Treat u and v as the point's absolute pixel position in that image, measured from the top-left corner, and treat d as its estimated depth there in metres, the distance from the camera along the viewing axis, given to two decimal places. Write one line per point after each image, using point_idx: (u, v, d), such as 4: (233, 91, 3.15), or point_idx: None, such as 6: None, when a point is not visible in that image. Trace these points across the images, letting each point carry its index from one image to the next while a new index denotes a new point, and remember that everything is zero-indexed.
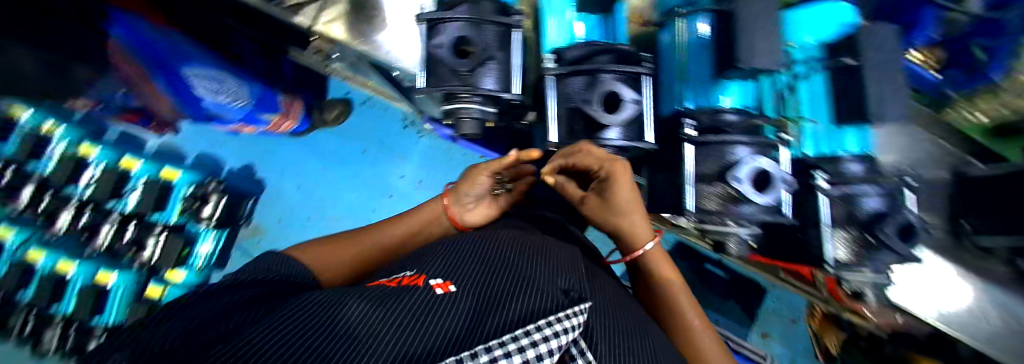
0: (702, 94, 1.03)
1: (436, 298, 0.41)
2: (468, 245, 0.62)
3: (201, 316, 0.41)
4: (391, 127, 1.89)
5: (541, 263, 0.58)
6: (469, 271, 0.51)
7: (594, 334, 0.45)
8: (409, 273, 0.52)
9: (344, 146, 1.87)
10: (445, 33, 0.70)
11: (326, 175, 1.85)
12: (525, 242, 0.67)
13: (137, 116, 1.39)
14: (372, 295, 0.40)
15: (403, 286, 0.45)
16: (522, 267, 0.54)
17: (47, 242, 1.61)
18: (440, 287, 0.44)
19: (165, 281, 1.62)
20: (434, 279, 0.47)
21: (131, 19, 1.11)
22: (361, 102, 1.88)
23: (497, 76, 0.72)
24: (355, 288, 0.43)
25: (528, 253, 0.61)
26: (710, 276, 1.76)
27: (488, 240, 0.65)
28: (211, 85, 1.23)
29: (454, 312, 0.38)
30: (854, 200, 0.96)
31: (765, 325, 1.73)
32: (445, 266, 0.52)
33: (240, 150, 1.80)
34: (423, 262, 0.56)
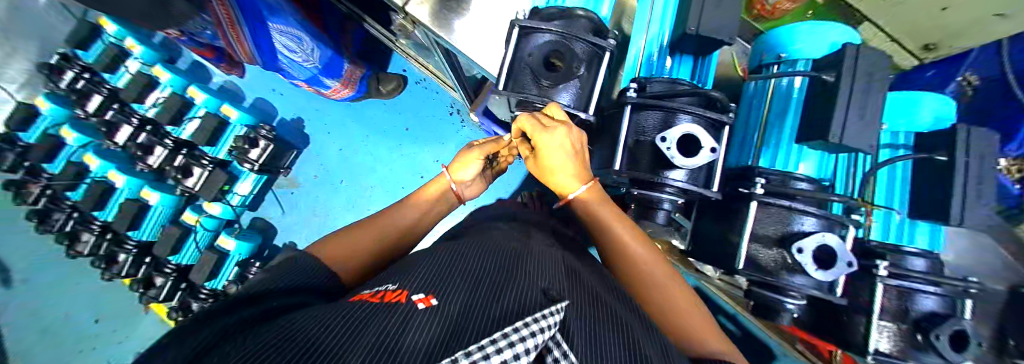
0: (778, 151, 0.71)
1: (414, 315, 0.38)
2: (454, 257, 0.60)
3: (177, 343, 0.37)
4: (437, 111, 1.94)
5: (527, 273, 0.55)
6: (464, 282, 0.49)
7: (573, 331, 0.41)
8: (393, 287, 0.49)
9: (390, 121, 1.94)
10: (537, 44, 0.73)
11: (367, 143, 1.92)
12: (515, 253, 0.64)
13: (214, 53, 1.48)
14: (353, 311, 0.38)
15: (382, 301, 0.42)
16: (514, 277, 0.52)
17: (107, 149, 1.74)
18: (421, 302, 0.41)
19: (201, 211, 1.71)
20: (416, 295, 0.44)
21: None
22: (414, 81, 1.94)
23: (574, 95, 0.73)
24: (341, 306, 0.40)
25: (517, 264, 0.59)
26: (721, 329, 1.69)
27: (480, 252, 0.63)
28: (291, 42, 1.33)
29: (429, 329, 0.34)
30: (915, 300, 0.75)
31: None
32: (430, 280, 0.49)
33: (294, 103, 1.90)
34: (406, 272, 0.54)
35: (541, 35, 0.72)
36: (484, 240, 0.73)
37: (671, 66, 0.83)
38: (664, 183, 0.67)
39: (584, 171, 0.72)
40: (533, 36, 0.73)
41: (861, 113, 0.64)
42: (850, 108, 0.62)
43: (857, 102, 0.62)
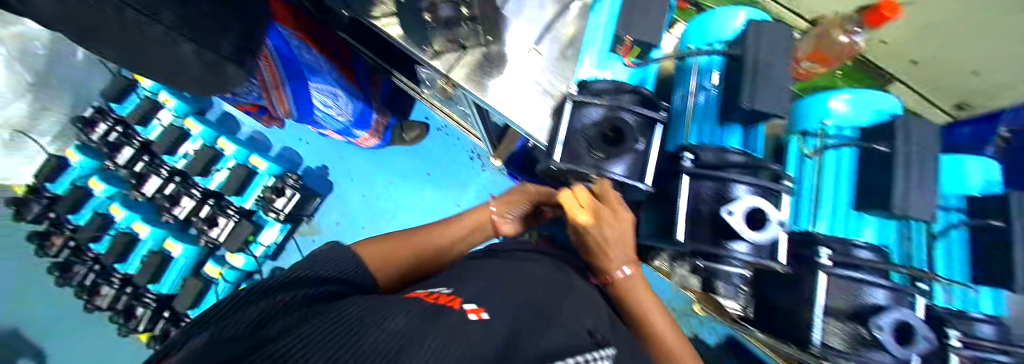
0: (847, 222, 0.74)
1: (468, 323, 0.35)
2: (495, 275, 0.58)
3: (225, 307, 0.36)
4: (459, 156, 1.97)
5: (571, 305, 0.53)
6: (511, 307, 0.45)
7: None
8: (445, 293, 0.46)
9: (412, 166, 1.96)
10: (592, 116, 0.75)
11: (390, 188, 1.94)
12: (555, 283, 0.62)
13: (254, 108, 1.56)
14: (405, 305, 0.35)
15: (434, 303, 0.39)
16: (560, 314, 0.48)
17: (133, 200, 1.75)
18: (473, 313, 0.38)
19: (224, 263, 1.74)
20: (468, 304, 0.41)
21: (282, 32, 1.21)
22: (437, 128, 1.99)
23: (630, 164, 0.73)
24: (394, 299, 0.37)
25: (559, 294, 0.57)
26: None
27: (520, 274, 0.61)
28: (327, 99, 1.39)
29: (487, 341, 0.32)
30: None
31: None
32: (480, 292, 0.46)
33: (319, 152, 1.96)
34: (456, 282, 0.52)
35: (594, 108, 0.75)
36: (518, 262, 0.70)
37: (723, 131, 0.78)
38: (731, 257, 0.65)
39: (631, 255, 0.69)
40: (587, 109, 0.76)
41: (923, 187, 0.66)
42: (912, 185, 0.65)
43: (918, 167, 0.66)
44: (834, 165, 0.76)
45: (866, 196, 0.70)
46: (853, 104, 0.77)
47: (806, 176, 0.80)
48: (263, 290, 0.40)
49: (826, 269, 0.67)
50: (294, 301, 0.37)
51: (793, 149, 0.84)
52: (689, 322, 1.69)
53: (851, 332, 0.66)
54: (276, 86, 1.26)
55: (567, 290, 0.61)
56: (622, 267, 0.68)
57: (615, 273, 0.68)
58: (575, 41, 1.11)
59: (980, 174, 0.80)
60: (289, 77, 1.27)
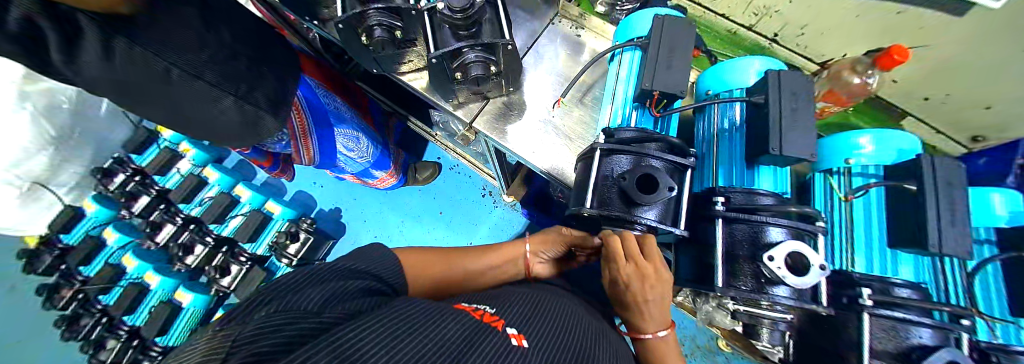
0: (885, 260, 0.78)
1: (509, 349, 0.38)
2: (532, 299, 0.60)
3: (304, 288, 0.43)
4: (472, 193, 1.99)
5: (604, 348, 0.54)
6: (539, 326, 0.49)
7: None
8: (489, 311, 0.48)
9: (425, 205, 1.98)
10: (619, 165, 0.79)
11: (402, 227, 1.94)
12: (586, 320, 0.63)
13: (271, 159, 1.68)
14: (441, 317, 0.39)
15: (480, 321, 0.42)
16: (582, 341, 0.51)
17: (147, 249, 1.75)
18: (515, 338, 0.41)
19: None
20: (510, 328, 0.44)
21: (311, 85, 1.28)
22: (449, 167, 2.03)
23: (661, 210, 0.76)
24: (443, 314, 0.41)
25: (591, 332, 0.58)
26: None
27: (556, 305, 0.62)
28: (351, 142, 1.43)
29: None
30: None
31: None
32: (519, 316, 0.49)
33: (333, 195, 1.99)
34: (498, 301, 0.54)
35: (621, 158, 0.79)
36: (548, 292, 0.72)
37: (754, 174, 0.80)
38: (771, 299, 0.64)
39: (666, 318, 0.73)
40: (612, 158, 0.80)
41: (950, 227, 0.70)
42: (943, 225, 0.69)
43: (946, 203, 0.70)
44: (862, 207, 0.83)
45: (902, 234, 0.75)
46: (876, 144, 0.82)
47: (834, 219, 0.86)
48: (333, 280, 0.47)
49: (873, 311, 0.67)
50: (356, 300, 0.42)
51: (819, 190, 0.90)
52: (716, 359, 1.63)
53: None
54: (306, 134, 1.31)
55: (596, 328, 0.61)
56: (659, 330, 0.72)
57: (648, 335, 0.72)
58: (592, 89, 1.18)
59: (1005, 206, 0.83)
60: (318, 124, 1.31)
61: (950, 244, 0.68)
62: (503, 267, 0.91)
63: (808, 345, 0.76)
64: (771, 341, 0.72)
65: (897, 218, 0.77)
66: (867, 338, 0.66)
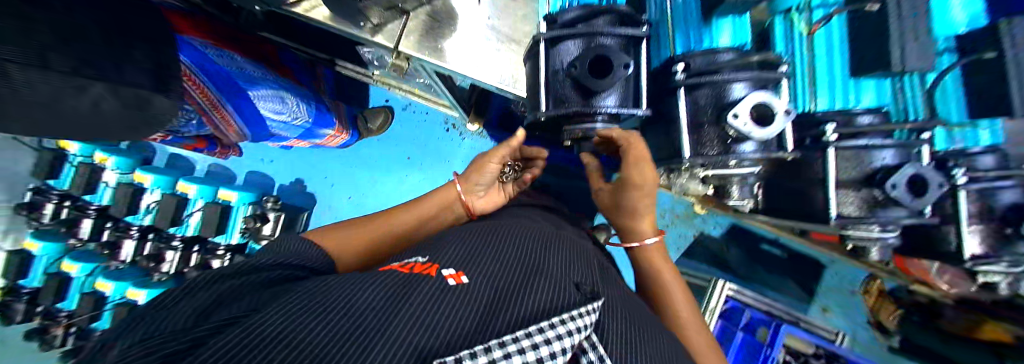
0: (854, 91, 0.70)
1: (442, 291, 0.38)
2: (478, 234, 0.57)
3: (203, 298, 0.40)
4: (434, 128, 1.86)
5: (557, 256, 0.55)
6: (484, 258, 0.48)
7: (608, 332, 0.42)
8: (421, 261, 0.46)
9: (390, 153, 1.87)
10: (569, 52, 0.67)
11: (372, 183, 1.86)
12: (542, 235, 0.62)
13: (205, 141, 1.50)
14: (366, 285, 0.37)
15: (409, 274, 0.40)
16: (534, 258, 0.51)
17: (116, 269, 1.65)
18: (450, 279, 0.40)
19: None
20: (444, 270, 0.42)
21: (195, 45, 1.00)
22: (402, 107, 1.86)
23: (621, 95, 0.67)
24: (367, 277, 0.39)
25: (545, 244, 0.58)
26: (766, 256, 1.75)
27: (510, 231, 0.61)
28: (275, 104, 1.25)
29: (456, 306, 0.35)
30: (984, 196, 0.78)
31: (826, 300, 1.72)
32: (459, 254, 0.48)
33: (289, 167, 1.85)
34: (434, 246, 0.51)
35: (570, 43, 0.66)
36: (508, 217, 0.70)
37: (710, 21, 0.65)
38: (739, 159, 0.63)
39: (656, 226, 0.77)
40: (560, 47, 0.67)
41: (921, 38, 0.63)
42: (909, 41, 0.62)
43: (912, 12, 0.63)
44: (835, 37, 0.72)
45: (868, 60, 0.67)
46: None
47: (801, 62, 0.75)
48: (240, 286, 0.43)
49: (838, 146, 0.66)
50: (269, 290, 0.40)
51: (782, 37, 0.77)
52: (695, 223, 1.76)
53: (864, 197, 0.68)
54: (215, 106, 1.08)
55: (548, 236, 0.62)
56: (649, 237, 0.76)
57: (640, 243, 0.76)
58: None
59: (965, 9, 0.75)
60: (224, 93, 1.08)
61: (913, 59, 0.62)
62: (444, 209, 0.92)
63: (778, 192, 0.78)
64: (741, 196, 0.72)
65: (861, 44, 0.68)
66: (832, 172, 0.66)
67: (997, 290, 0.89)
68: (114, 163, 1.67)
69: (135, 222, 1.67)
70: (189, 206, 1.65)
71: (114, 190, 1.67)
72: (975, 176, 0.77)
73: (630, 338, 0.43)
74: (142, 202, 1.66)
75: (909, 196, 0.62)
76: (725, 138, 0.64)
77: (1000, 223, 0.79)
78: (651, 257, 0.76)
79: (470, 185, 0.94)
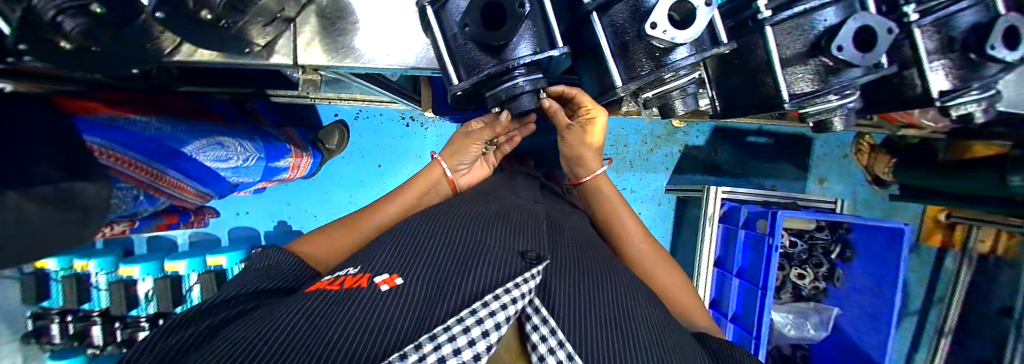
0: None
1: (373, 298, 0.39)
2: (424, 227, 0.59)
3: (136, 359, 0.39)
4: (393, 127, 1.78)
5: (499, 229, 0.58)
6: (430, 252, 0.50)
7: (552, 290, 0.47)
8: (355, 272, 0.48)
9: (359, 164, 1.81)
10: (460, 8, 0.57)
11: (353, 200, 1.83)
12: (488, 213, 0.65)
13: (175, 215, 1.48)
14: (312, 305, 0.38)
15: (344, 290, 0.42)
16: (480, 239, 0.54)
17: None
18: (385, 284, 0.42)
19: None
20: (379, 276, 0.44)
21: (99, 121, 0.83)
22: (353, 116, 1.77)
23: (534, 40, 0.60)
24: (298, 303, 0.40)
25: (487, 221, 0.61)
26: (755, 148, 1.74)
27: (455, 216, 0.62)
28: (219, 152, 1.12)
29: (387, 310, 0.37)
30: (947, 25, 0.72)
31: (820, 171, 1.75)
32: (394, 256, 0.49)
33: (267, 211, 1.82)
34: (372, 254, 0.53)
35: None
36: (458, 204, 0.70)
37: None
38: (675, 69, 0.57)
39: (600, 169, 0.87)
40: (449, 5, 0.58)
41: None
42: None
43: None
44: None
45: None
46: None
47: None
48: (179, 332, 0.43)
49: (775, 23, 0.60)
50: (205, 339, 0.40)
51: None
52: (678, 138, 1.72)
53: (815, 68, 0.63)
54: (157, 176, 1.00)
55: (496, 214, 0.64)
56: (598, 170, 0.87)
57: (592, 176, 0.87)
58: None
59: None
60: (165, 162, 0.99)
61: None
62: (422, 198, 0.87)
63: (731, 89, 0.73)
64: (688, 108, 0.68)
65: None
66: (775, 51, 0.61)
67: (974, 118, 0.88)
68: (96, 265, 1.63)
69: (141, 313, 1.67)
70: (185, 280, 1.64)
71: (107, 290, 1.65)
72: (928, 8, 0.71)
73: (572, 292, 0.48)
74: (140, 292, 1.64)
75: (856, 53, 0.57)
76: (649, 57, 0.58)
77: (961, 51, 0.73)
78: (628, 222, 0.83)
79: (452, 158, 0.89)
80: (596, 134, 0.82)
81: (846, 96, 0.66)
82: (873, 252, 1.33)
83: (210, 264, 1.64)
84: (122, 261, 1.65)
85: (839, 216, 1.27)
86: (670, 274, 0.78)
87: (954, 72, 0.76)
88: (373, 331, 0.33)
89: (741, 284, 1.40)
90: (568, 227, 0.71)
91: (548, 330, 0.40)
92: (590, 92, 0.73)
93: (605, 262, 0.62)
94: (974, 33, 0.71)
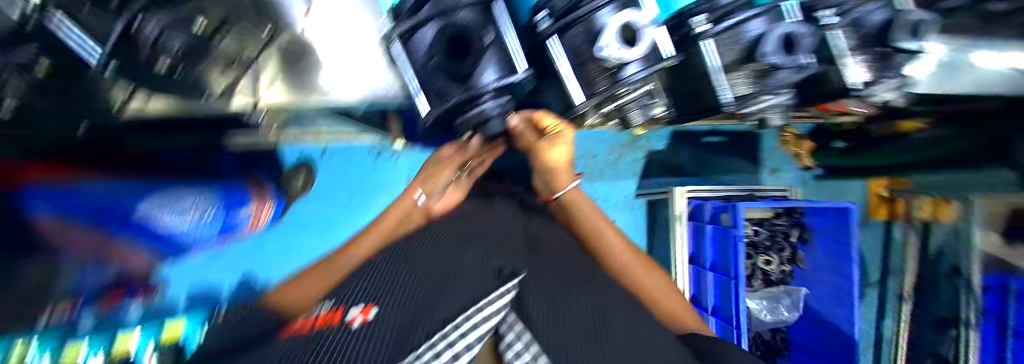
0: None
1: (348, 330, 0.39)
2: (397, 258, 0.60)
3: None
4: (364, 159, 1.76)
5: (471, 252, 0.61)
6: (403, 281, 0.51)
7: (525, 303, 0.49)
8: (327, 308, 0.48)
9: (331, 201, 1.76)
10: (426, 42, 0.60)
11: (325, 244, 1.79)
12: (460, 238, 0.67)
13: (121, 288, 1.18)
14: (284, 345, 0.38)
15: (317, 327, 0.42)
16: (451, 262, 0.56)
17: None
18: (359, 316, 0.42)
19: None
20: (353, 309, 0.45)
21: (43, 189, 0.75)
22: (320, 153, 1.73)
23: (498, 65, 0.63)
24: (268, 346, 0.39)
25: (460, 246, 0.64)
26: (712, 146, 1.88)
27: (428, 244, 0.64)
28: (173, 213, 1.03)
29: (362, 340, 0.37)
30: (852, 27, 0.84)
31: (771, 162, 1.91)
32: (367, 288, 0.50)
33: (233, 262, 1.70)
34: (345, 288, 0.53)
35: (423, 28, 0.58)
36: (432, 232, 0.71)
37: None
38: (626, 83, 0.63)
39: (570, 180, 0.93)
40: (414, 40, 0.60)
41: None
42: None
43: None
44: None
45: None
46: None
47: None
48: None
49: (707, 37, 0.68)
50: None
51: None
52: (641, 145, 1.82)
53: (750, 73, 0.70)
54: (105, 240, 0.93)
55: (469, 238, 0.67)
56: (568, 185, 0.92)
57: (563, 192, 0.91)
58: None
59: None
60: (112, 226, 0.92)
61: None
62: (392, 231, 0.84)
63: (683, 96, 0.80)
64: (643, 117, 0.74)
65: None
66: (711, 63, 0.69)
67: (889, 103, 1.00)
68: None
69: None
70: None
71: None
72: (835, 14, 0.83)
73: (544, 299, 0.52)
74: None
75: (777, 57, 0.65)
76: (605, 73, 0.63)
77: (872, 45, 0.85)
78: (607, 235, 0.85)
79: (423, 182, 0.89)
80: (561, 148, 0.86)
81: (778, 95, 0.75)
82: (826, 233, 1.46)
83: (166, 339, 1.30)
84: None
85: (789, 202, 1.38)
86: (655, 279, 0.80)
87: (871, 64, 0.87)
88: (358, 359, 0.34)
89: (715, 276, 1.47)
90: (546, 241, 0.74)
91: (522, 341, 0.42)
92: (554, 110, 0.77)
93: (580, 270, 0.64)
94: (879, 32, 0.82)
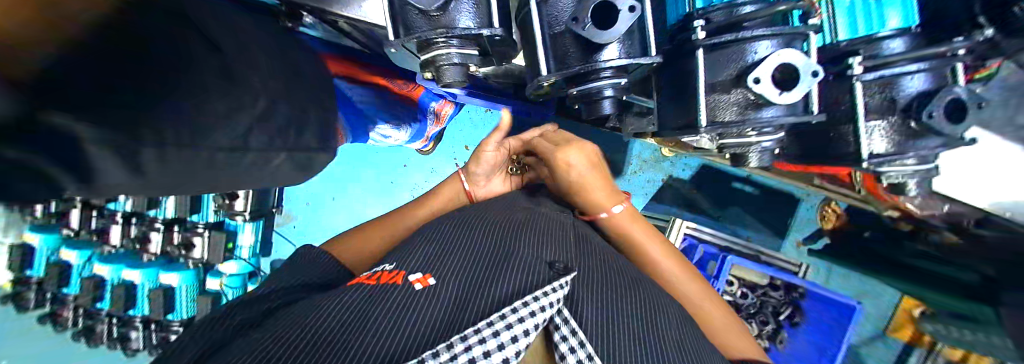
0: None
1: (415, 296, 0.44)
2: (454, 238, 0.57)
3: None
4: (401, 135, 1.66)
5: (529, 235, 0.59)
6: (459, 256, 0.52)
7: (580, 299, 0.50)
8: (388, 269, 0.51)
9: (377, 170, 1.67)
10: None
11: (368, 210, 1.68)
12: (509, 220, 0.62)
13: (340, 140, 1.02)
14: (352, 299, 0.43)
15: (382, 285, 0.46)
16: (505, 248, 0.55)
17: (110, 253, 1.60)
18: (419, 282, 0.46)
19: (173, 267, 1.52)
20: (414, 275, 0.48)
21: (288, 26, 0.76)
22: None
23: (473, 12, 0.60)
24: (337, 294, 0.44)
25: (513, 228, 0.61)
26: (737, 194, 1.63)
27: (472, 220, 0.62)
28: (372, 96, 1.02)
29: (432, 305, 0.43)
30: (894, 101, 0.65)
31: (800, 233, 1.63)
32: (428, 256, 0.52)
33: (312, 196, 1.71)
34: (405, 251, 0.55)
35: None
36: (478, 206, 0.71)
37: None
38: (598, 69, 0.59)
39: (614, 192, 0.76)
40: None
41: None
42: None
43: None
44: None
45: None
46: None
47: None
48: (260, 307, 0.50)
49: (700, 46, 0.59)
50: (259, 306, 0.51)
51: None
52: (664, 167, 1.61)
53: (738, 100, 0.60)
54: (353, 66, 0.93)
55: (519, 221, 0.63)
56: (614, 206, 0.74)
57: (605, 214, 0.74)
58: None
59: None
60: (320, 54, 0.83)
61: None
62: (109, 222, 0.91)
63: (667, 114, 0.70)
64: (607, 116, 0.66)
65: None
66: (700, 76, 0.60)
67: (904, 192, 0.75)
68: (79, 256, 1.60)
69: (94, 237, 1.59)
70: (138, 292, 1.54)
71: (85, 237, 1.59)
72: (885, 84, 0.64)
73: (447, 246, 0.55)
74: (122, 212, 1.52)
75: (774, 85, 0.56)
76: (581, 42, 0.59)
77: (901, 116, 0.64)
78: (667, 267, 0.73)
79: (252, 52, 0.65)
80: (572, 157, 0.73)
81: (768, 136, 0.63)
82: (822, 323, 1.42)
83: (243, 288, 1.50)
84: (130, 251, 1.61)
85: (777, 274, 1.38)
86: (718, 310, 0.71)
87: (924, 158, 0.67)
88: (229, 319, 0.49)
89: None
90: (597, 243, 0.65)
91: (576, 342, 0.45)
92: (541, 67, 0.63)
93: (635, 282, 0.58)
94: (916, 104, 0.63)
